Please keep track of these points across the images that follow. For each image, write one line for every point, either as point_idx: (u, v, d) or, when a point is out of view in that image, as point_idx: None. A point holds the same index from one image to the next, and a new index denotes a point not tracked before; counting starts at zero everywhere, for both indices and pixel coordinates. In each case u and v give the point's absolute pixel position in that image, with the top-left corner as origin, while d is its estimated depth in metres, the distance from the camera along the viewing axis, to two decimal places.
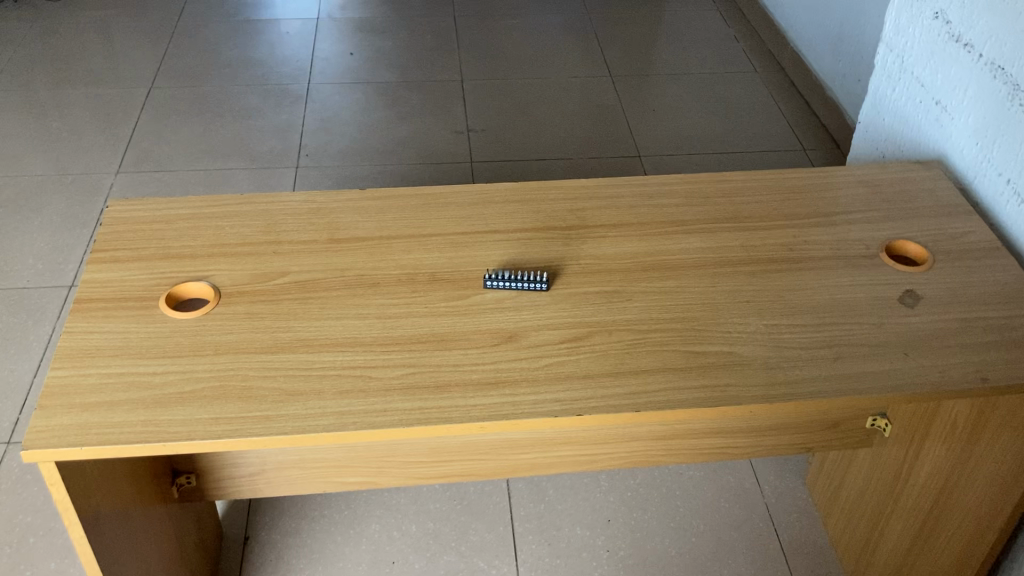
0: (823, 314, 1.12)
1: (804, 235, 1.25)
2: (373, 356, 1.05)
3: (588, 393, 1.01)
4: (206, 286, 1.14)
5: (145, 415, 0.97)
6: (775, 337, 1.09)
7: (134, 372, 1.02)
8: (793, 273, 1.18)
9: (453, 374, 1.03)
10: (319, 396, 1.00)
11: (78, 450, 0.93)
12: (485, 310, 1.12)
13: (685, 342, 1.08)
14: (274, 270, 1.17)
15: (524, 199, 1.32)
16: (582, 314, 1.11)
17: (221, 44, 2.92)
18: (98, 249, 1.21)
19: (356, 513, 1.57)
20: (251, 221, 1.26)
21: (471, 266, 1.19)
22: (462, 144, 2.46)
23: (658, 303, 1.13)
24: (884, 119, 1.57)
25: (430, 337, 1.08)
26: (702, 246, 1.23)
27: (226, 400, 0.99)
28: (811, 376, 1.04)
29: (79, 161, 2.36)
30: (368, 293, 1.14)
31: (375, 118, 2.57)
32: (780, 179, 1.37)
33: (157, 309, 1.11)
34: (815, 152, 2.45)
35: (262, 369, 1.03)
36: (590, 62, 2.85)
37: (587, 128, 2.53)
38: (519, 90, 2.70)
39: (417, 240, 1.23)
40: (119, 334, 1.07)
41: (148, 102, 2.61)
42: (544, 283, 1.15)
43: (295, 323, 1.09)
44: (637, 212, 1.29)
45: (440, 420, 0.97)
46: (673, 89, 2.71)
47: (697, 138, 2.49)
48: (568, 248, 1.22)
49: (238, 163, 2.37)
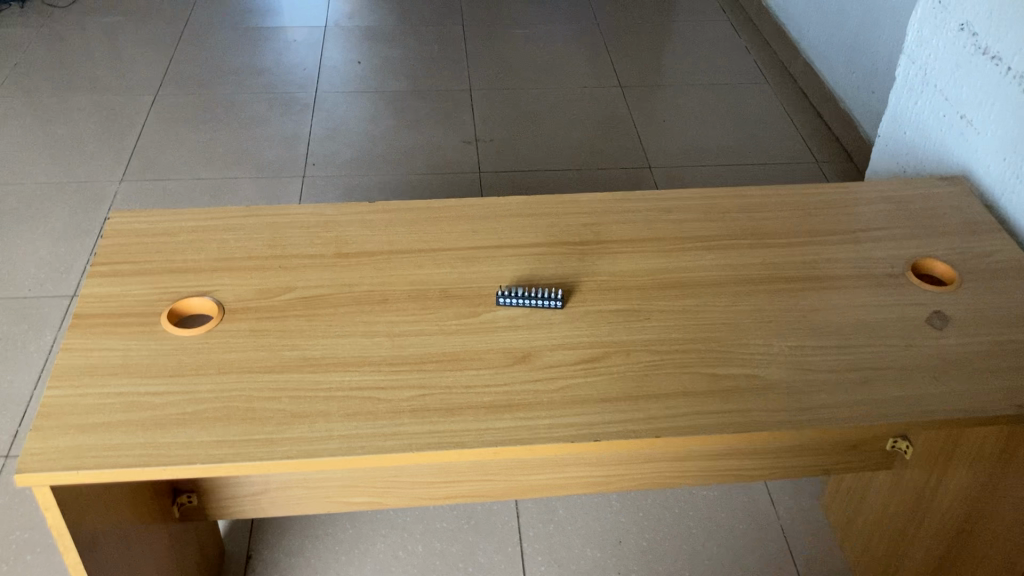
0: (848, 336, 1.08)
1: (827, 253, 1.21)
2: (382, 376, 1.01)
3: (605, 418, 0.97)
4: (209, 301, 1.10)
5: (145, 437, 0.93)
6: (800, 359, 1.05)
7: (134, 392, 0.98)
8: (817, 292, 1.14)
9: (464, 396, 0.99)
10: (325, 419, 0.96)
11: (73, 474, 0.90)
12: (498, 329, 1.08)
13: (706, 364, 1.04)
14: (279, 286, 1.13)
15: (537, 213, 1.28)
16: (598, 333, 1.07)
17: (228, 51, 2.89)
18: (98, 262, 1.17)
19: (361, 532, 1.53)
20: (257, 234, 1.22)
21: (483, 283, 1.15)
22: (470, 154, 2.43)
23: (677, 323, 1.09)
24: (904, 132, 1.53)
25: (440, 356, 1.04)
26: (722, 264, 1.19)
27: (228, 423, 0.95)
28: (838, 402, 0.99)
29: (82, 169, 2.33)
30: (377, 310, 1.10)
31: (382, 127, 2.53)
32: (800, 194, 1.33)
33: (158, 326, 1.07)
34: (828, 165, 2.41)
35: (266, 390, 0.99)
36: (600, 72, 2.81)
37: (597, 138, 2.50)
38: (527, 99, 2.67)
39: (427, 254, 1.19)
40: (118, 352, 1.03)
41: (154, 109, 2.58)
42: (558, 301, 1.11)
43: (301, 341, 1.06)
44: (653, 227, 1.25)
45: (451, 445, 0.93)
46: (684, 100, 2.67)
47: (708, 149, 2.46)
48: (583, 265, 1.18)
49: (244, 172, 2.34)
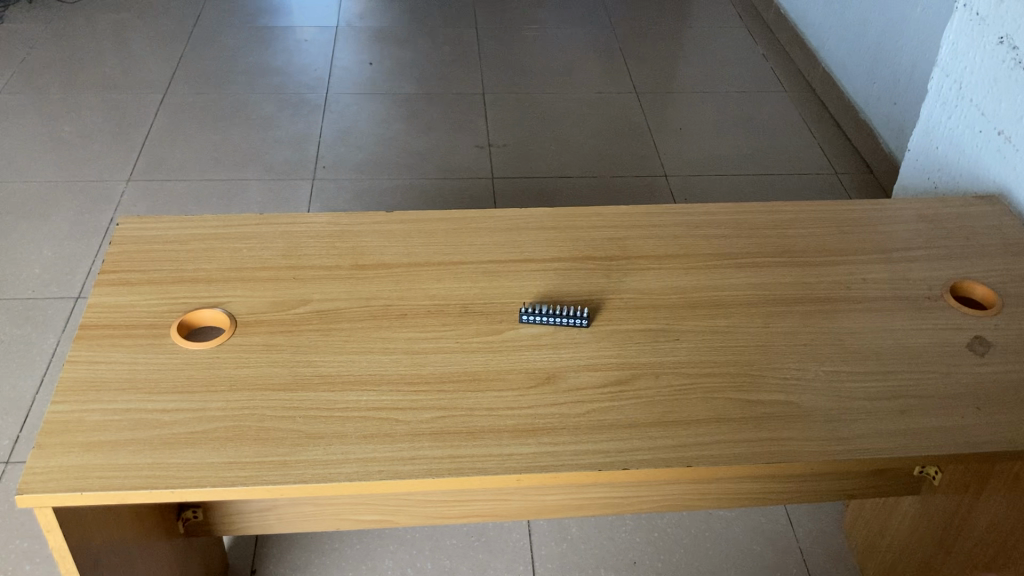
0: (885, 361, 1.04)
1: (862, 273, 1.17)
2: (402, 396, 0.97)
3: (634, 445, 0.92)
4: (221, 313, 1.06)
5: (152, 458, 0.89)
6: (836, 386, 1.00)
7: (142, 409, 0.94)
8: (851, 314, 1.10)
9: (487, 419, 0.95)
10: (341, 441, 0.92)
11: (76, 495, 0.85)
12: (521, 348, 1.03)
13: (739, 390, 0.99)
14: (294, 298, 1.09)
15: (561, 226, 1.24)
16: (626, 354, 1.03)
17: (237, 51, 2.85)
18: (107, 270, 1.13)
19: (369, 548, 1.49)
20: (271, 244, 1.18)
21: (505, 298, 1.10)
22: (483, 159, 2.38)
23: (707, 345, 1.05)
24: (937, 147, 1.49)
25: (462, 376, 1.00)
26: (752, 282, 1.14)
27: (240, 444, 0.91)
28: (876, 432, 0.95)
29: (89, 168, 2.30)
30: (395, 325, 1.06)
31: (394, 130, 2.49)
32: (832, 211, 1.29)
33: (168, 339, 1.03)
34: (847, 177, 2.36)
35: (279, 409, 0.95)
36: (615, 78, 2.77)
37: (612, 146, 2.45)
38: (542, 105, 2.63)
39: (447, 268, 1.15)
40: (126, 366, 0.99)
41: (163, 108, 2.55)
42: (584, 320, 1.06)
43: (317, 357, 1.01)
44: (682, 242, 1.21)
45: (473, 471, 0.89)
46: (702, 107, 2.63)
47: (726, 158, 2.41)
48: (609, 281, 1.14)
49: (253, 174, 2.30)
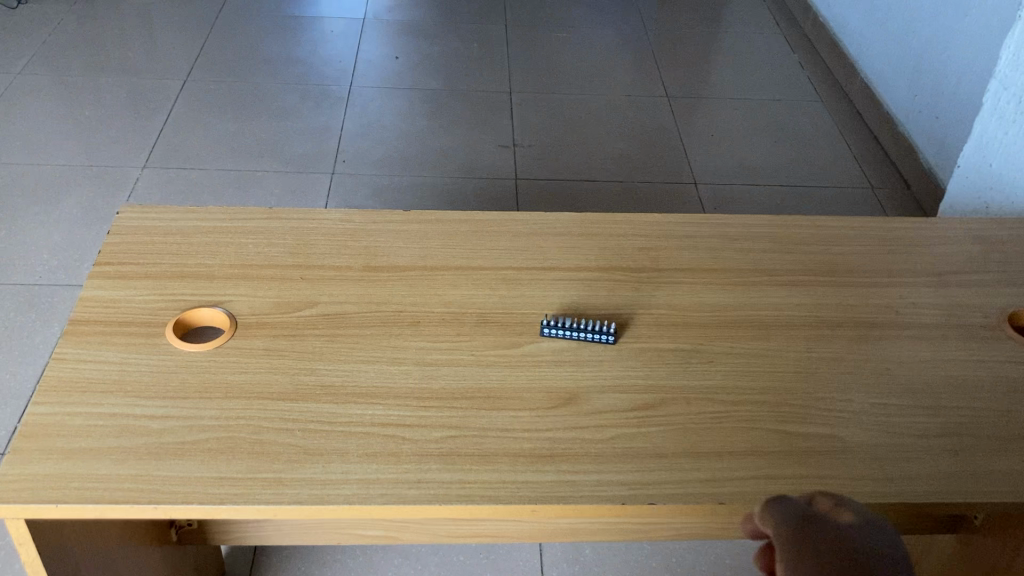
0: (937, 395, 0.95)
1: (911, 296, 1.08)
2: (411, 412, 0.89)
3: (661, 477, 0.85)
4: (220, 312, 0.99)
5: (137, 470, 0.82)
6: (883, 421, 0.92)
7: (129, 415, 0.87)
8: (898, 342, 1.01)
9: (500, 441, 0.87)
10: (342, 459, 0.84)
11: (51, 508, 0.79)
12: (541, 365, 0.96)
13: (777, 421, 0.91)
14: (299, 299, 1.02)
15: (588, 234, 1.15)
16: (655, 375, 0.95)
17: (262, 39, 2.79)
18: (100, 260, 1.05)
19: (372, 561, 1.41)
20: (278, 239, 1.10)
21: (526, 309, 1.03)
22: (506, 159, 2.31)
23: (742, 370, 0.96)
24: (990, 164, 1.40)
25: (476, 392, 0.92)
26: (793, 302, 1.06)
27: (232, 458, 0.84)
28: (926, 474, 0.86)
29: (104, 152, 2.24)
30: (407, 333, 0.98)
31: (418, 126, 2.42)
32: (879, 228, 1.20)
33: (162, 340, 0.95)
34: (884, 192, 2.26)
35: (277, 421, 0.88)
36: (646, 80, 2.69)
37: (640, 150, 2.37)
38: (570, 106, 2.54)
39: (465, 273, 1.07)
40: (116, 367, 0.92)
41: (183, 94, 2.49)
42: (610, 336, 0.99)
43: (321, 364, 0.94)
44: (717, 255, 1.13)
45: (483, 499, 0.81)
46: (734, 114, 2.54)
47: (758, 167, 2.32)
48: (638, 294, 1.06)
49: (271, 165, 2.23)
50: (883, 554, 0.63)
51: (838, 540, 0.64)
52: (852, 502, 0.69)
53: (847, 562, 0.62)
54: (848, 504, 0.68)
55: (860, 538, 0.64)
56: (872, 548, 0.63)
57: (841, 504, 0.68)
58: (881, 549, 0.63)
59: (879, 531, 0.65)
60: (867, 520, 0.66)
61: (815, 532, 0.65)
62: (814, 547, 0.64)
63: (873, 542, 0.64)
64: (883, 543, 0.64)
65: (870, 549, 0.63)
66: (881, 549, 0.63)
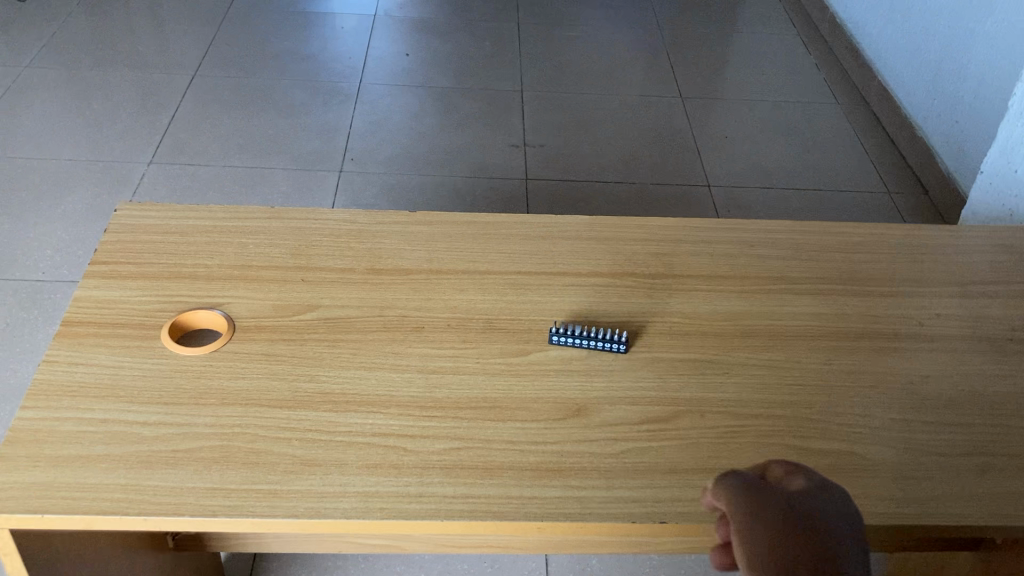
0: (962, 411, 0.91)
1: (934, 307, 1.04)
2: (413, 422, 0.86)
3: (672, 494, 0.81)
4: (218, 315, 0.95)
5: (127, 478, 0.79)
6: (905, 438, 0.88)
7: (120, 421, 0.84)
8: (921, 355, 0.97)
9: (505, 454, 0.83)
10: (340, 470, 0.81)
11: (36, 518, 0.75)
12: (550, 374, 0.92)
13: (796, 436, 0.87)
14: (300, 302, 0.98)
15: (600, 238, 1.12)
16: (667, 386, 0.91)
17: (272, 35, 2.76)
18: (96, 260, 1.02)
19: (374, 568, 1.36)
20: (279, 239, 1.07)
21: (535, 315, 0.99)
22: (516, 158, 2.27)
23: (759, 382, 0.93)
24: (1015, 170, 1.36)
25: (481, 402, 0.88)
26: (811, 312, 1.02)
27: (226, 468, 0.81)
28: (952, 495, 0.82)
29: (111, 148, 2.21)
30: (410, 339, 0.95)
31: (427, 124, 2.39)
32: (900, 235, 1.16)
33: (157, 343, 0.92)
34: (901, 197, 2.22)
35: (274, 430, 0.84)
36: (659, 81, 2.64)
37: (653, 151, 2.33)
38: (582, 105, 2.51)
39: (471, 276, 1.04)
40: (108, 370, 0.89)
41: (192, 89, 2.46)
42: (622, 345, 0.95)
43: (320, 371, 0.91)
44: (732, 261, 1.09)
45: (486, 515, 0.78)
46: (748, 116, 2.50)
47: (773, 169, 2.28)
48: (651, 302, 1.02)
49: (278, 162, 2.20)
50: (827, 520, 0.65)
51: (788, 506, 0.66)
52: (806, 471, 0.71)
53: (796, 529, 0.64)
54: (802, 472, 0.71)
55: (807, 503, 0.67)
56: (817, 513, 0.66)
57: (794, 474, 0.71)
58: (826, 515, 0.66)
59: (825, 495, 0.68)
60: (820, 487, 0.69)
61: (767, 498, 0.67)
62: (770, 516, 0.66)
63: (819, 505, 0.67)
64: (829, 507, 0.67)
65: (817, 515, 0.66)
66: (825, 513, 0.66)
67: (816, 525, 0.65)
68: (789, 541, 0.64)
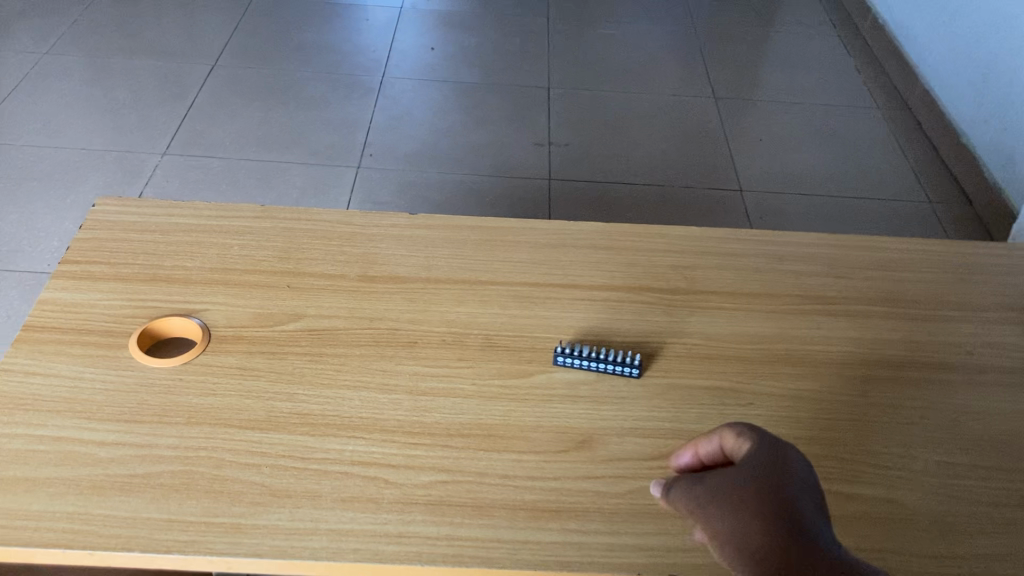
0: (1014, 454, 0.81)
1: (983, 334, 0.94)
2: (397, 450, 0.77)
3: (684, 542, 0.71)
4: (192, 323, 0.87)
5: (76, 507, 0.71)
6: (950, 483, 0.78)
7: (74, 440, 0.76)
8: (969, 388, 0.87)
9: (498, 490, 0.75)
10: (314, 503, 0.73)
11: None
12: (552, 400, 0.83)
13: (825, 479, 0.77)
14: (283, 311, 0.90)
15: (615, 247, 1.02)
16: (683, 417, 0.82)
17: (295, 25, 2.69)
18: (69, 259, 0.94)
19: None
20: (267, 241, 0.98)
21: (540, 332, 0.90)
22: (540, 157, 2.18)
23: (787, 415, 0.83)
24: None
25: (474, 430, 0.80)
26: (847, 336, 0.92)
27: (186, 497, 0.72)
28: (1004, 553, 0.73)
29: (124, 137, 2.15)
30: (401, 356, 0.86)
31: (451, 120, 2.30)
32: (945, 253, 1.05)
33: (124, 353, 0.84)
34: (942, 207, 2.10)
35: (242, 454, 0.76)
36: (691, 80, 2.54)
37: (684, 153, 2.23)
38: (610, 104, 2.41)
39: (473, 287, 0.95)
40: (68, 382, 0.81)
41: (211, 79, 2.40)
42: (634, 369, 0.85)
43: (299, 389, 0.82)
44: (760, 276, 0.99)
45: (473, 561, 0.69)
46: (784, 118, 2.39)
47: (808, 175, 2.17)
48: (669, 320, 0.92)
49: (295, 156, 2.13)
50: (774, 474, 0.62)
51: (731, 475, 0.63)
52: (748, 429, 0.68)
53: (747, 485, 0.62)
54: (743, 432, 0.68)
55: (748, 464, 0.64)
56: (760, 469, 0.63)
57: (738, 439, 0.68)
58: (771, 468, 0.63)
59: (768, 448, 0.65)
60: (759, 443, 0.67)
61: (711, 478, 0.65)
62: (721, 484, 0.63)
63: (762, 462, 0.63)
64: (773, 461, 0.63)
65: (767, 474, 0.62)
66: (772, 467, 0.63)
67: (762, 481, 0.61)
68: (737, 503, 0.60)
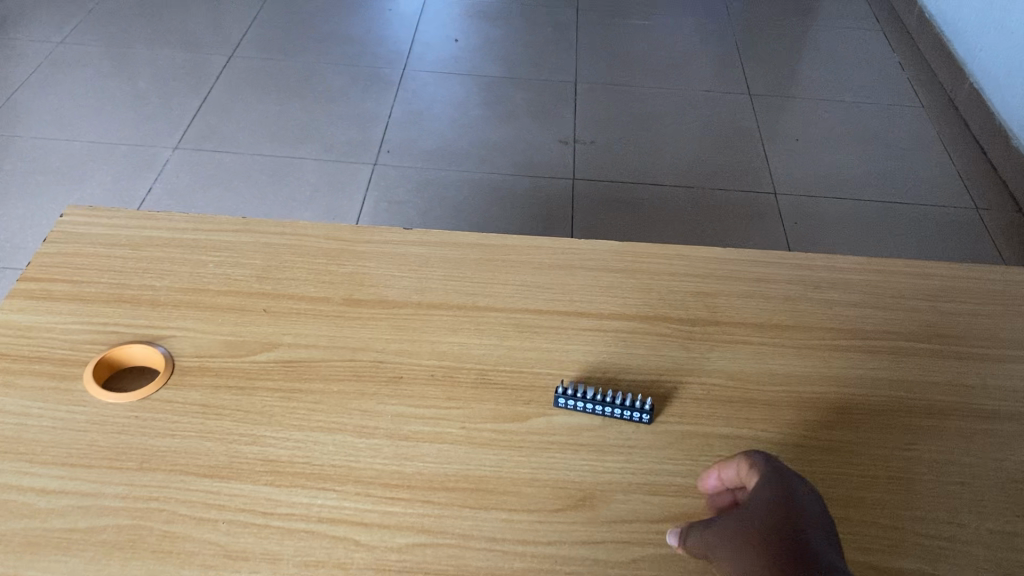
0: None
1: None
2: (372, 506, 0.68)
3: None
4: (156, 353, 0.79)
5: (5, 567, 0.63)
6: (1008, 557, 0.67)
7: (12, 487, 0.68)
8: None
9: (482, 557, 0.65)
10: (274, 567, 0.64)
11: None
12: (550, 449, 0.74)
13: (860, 548, 0.67)
14: (256, 339, 0.81)
15: (630, 269, 0.93)
16: (698, 471, 0.72)
17: (316, 15, 2.60)
18: (29, 277, 0.86)
19: None
20: (246, 258, 0.90)
21: (541, 367, 0.81)
22: (565, 156, 2.08)
23: (817, 472, 0.73)
24: None
25: (460, 483, 0.70)
26: (888, 378, 0.82)
27: (131, 558, 0.64)
28: None
29: (135, 130, 2.08)
30: (383, 394, 0.77)
31: (472, 116, 2.20)
32: (999, 281, 0.94)
33: (76, 386, 0.76)
34: (989, 213, 1.98)
35: (198, 508, 0.68)
36: (724, 76, 2.42)
37: (715, 153, 2.11)
38: (639, 100, 2.30)
39: (469, 314, 0.86)
40: (11, 419, 0.73)
41: (227, 70, 2.32)
42: (645, 415, 0.76)
43: (267, 432, 0.73)
44: (791, 305, 0.89)
45: None
46: (821, 117, 2.26)
47: (847, 178, 2.05)
48: (686, 356, 0.82)
49: (309, 151, 2.05)
50: (780, 497, 0.58)
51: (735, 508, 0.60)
52: (758, 458, 0.63)
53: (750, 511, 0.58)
54: (754, 462, 0.63)
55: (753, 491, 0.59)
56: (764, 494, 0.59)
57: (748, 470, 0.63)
58: (777, 493, 0.58)
59: (776, 473, 0.60)
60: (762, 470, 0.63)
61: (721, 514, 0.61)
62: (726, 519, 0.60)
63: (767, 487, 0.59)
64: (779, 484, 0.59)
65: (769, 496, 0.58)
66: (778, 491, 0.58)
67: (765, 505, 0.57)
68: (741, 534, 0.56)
